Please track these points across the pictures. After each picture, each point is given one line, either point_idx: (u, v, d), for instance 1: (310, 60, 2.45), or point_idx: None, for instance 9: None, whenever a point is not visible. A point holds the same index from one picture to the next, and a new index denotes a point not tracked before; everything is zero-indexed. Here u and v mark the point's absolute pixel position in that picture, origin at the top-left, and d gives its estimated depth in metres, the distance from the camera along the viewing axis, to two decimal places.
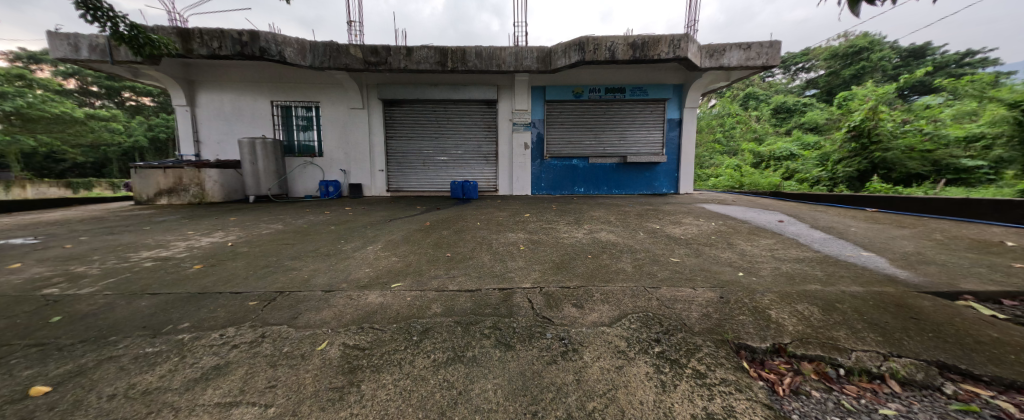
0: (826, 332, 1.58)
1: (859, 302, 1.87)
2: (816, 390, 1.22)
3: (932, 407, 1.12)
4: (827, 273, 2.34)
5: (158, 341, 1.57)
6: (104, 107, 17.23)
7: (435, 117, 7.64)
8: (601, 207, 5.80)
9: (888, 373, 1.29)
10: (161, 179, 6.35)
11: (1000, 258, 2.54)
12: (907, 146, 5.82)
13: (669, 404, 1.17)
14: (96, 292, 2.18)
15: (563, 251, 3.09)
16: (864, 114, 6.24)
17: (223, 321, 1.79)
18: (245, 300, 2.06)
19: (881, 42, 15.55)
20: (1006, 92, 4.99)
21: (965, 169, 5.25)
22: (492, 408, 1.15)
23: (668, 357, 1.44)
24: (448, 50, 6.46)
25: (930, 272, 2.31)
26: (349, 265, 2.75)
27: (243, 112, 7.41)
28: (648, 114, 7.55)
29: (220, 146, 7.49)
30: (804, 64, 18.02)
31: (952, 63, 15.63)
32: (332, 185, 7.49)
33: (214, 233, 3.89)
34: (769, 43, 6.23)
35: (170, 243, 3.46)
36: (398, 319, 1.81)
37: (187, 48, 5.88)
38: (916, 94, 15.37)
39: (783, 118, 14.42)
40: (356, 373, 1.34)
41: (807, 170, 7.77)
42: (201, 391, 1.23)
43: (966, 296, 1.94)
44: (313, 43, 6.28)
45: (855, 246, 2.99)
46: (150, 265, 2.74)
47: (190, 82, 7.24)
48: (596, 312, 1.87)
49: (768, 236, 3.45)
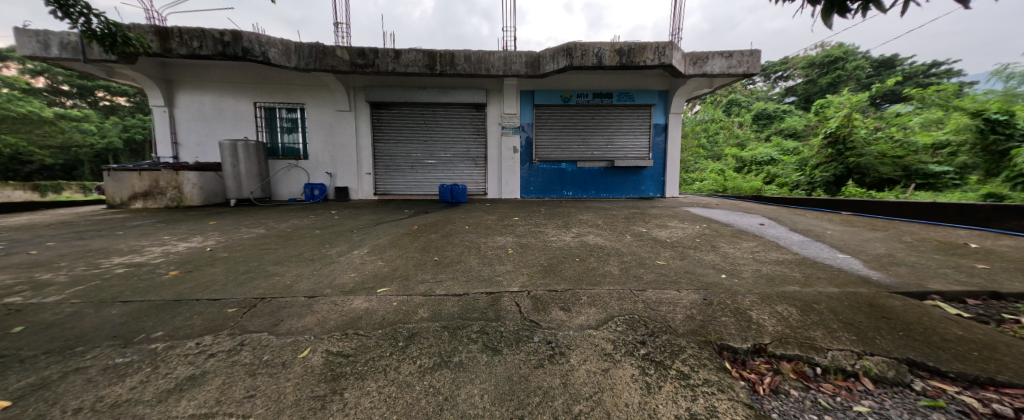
0: (804, 332, 1.63)
1: (834, 302, 1.94)
2: (795, 389, 1.26)
3: (903, 404, 1.17)
4: (805, 275, 2.42)
5: (129, 351, 1.51)
6: (75, 107, 16.65)
7: (424, 119, 7.58)
8: (590, 210, 5.86)
9: (862, 371, 1.33)
10: (137, 182, 6.09)
11: (965, 259, 2.67)
12: (880, 152, 6.10)
13: (655, 405, 1.18)
14: (63, 300, 2.08)
15: (551, 255, 3.11)
16: (840, 121, 6.46)
17: (200, 328, 1.73)
18: (224, 308, 1.99)
19: (856, 52, 16.25)
20: (969, 102, 5.31)
21: (933, 174, 5.54)
22: (479, 414, 1.14)
23: (653, 358, 1.46)
24: (437, 53, 6.43)
25: (901, 272, 2.41)
26: (334, 271, 2.69)
27: (224, 113, 7.22)
28: (634, 118, 7.68)
29: (199, 149, 7.27)
30: (783, 72, 18.77)
31: (920, 73, 16.45)
32: (318, 188, 7.34)
33: (193, 238, 3.75)
34: (749, 52, 6.43)
35: (145, 248, 3.35)
36: (383, 325, 1.78)
37: (166, 47, 5.72)
38: (887, 102, 16.22)
39: (764, 124, 14.97)
40: (339, 381, 1.31)
41: (787, 175, 7.99)
42: (176, 402, 1.19)
43: (933, 296, 2.03)
44: (299, 44, 6.17)
45: (831, 248, 3.10)
46: (123, 271, 2.63)
47: (169, 82, 7.02)
48: (584, 315, 1.88)
49: (750, 238, 3.56)
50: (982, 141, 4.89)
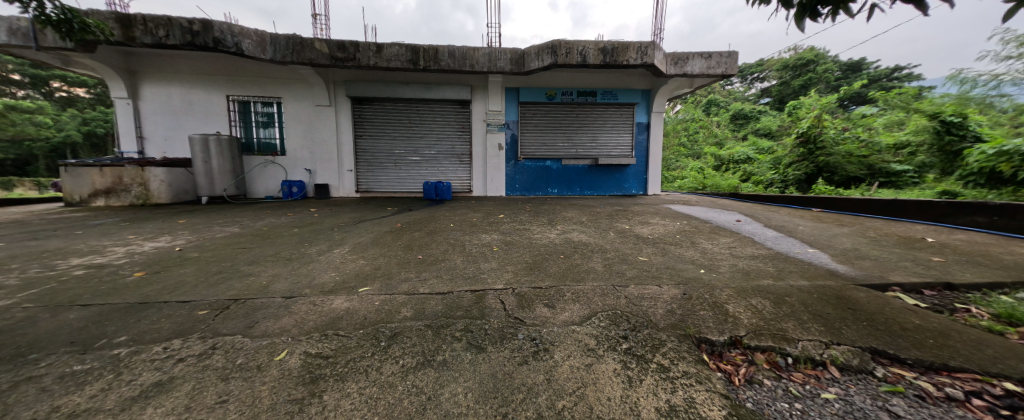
0: (777, 323, 1.69)
1: (805, 295, 2.02)
2: (768, 378, 1.31)
3: (866, 389, 1.24)
4: (778, 269, 2.52)
5: (89, 357, 1.42)
6: (28, 97, 15.53)
7: (407, 115, 7.45)
8: (573, 207, 5.92)
9: (829, 360, 1.40)
10: (98, 179, 5.76)
11: (922, 253, 2.85)
12: (847, 151, 6.42)
13: (635, 399, 1.20)
14: (12, 305, 1.93)
15: (536, 252, 3.12)
16: (811, 121, 6.78)
17: (167, 332, 1.64)
18: (194, 310, 1.90)
19: (826, 55, 16.99)
20: (928, 104, 5.64)
21: (895, 172, 5.87)
22: (463, 412, 1.13)
23: (634, 352, 1.49)
24: (420, 48, 6.32)
25: (865, 266, 2.54)
26: (313, 270, 2.61)
27: (194, 106, 6.89)
28: (618, 117, 7.79)
29: (167, 143, 6.92)
30: (758, 74, 19.46)
31: (883, 77, 17.37)
32: (296, 186, 7.12)
33: (161, 238, 3.57)
34: (727, 54, 6.61)
35: (106, 248, 3.15)
36: (364, 325, 1.74)
37: (128, 35, 5.40)
38: (853, 104, 17.03)
39: (741, 124, 15.55)
40: (318, 383, 1.27)
41: (763, 173, 8.30)
42: (140, 410, 1.12)
43: (894, 287, 2.14)
44: (274, 36, 5.93)
45: (802, 243, 3.24)
46: (82, 273, 2.47)
47: (133, 73, 6.64)
48: (568, 311, 1.90)
49: (727, 234, 3.67)
50: (938, 142, 5.19)
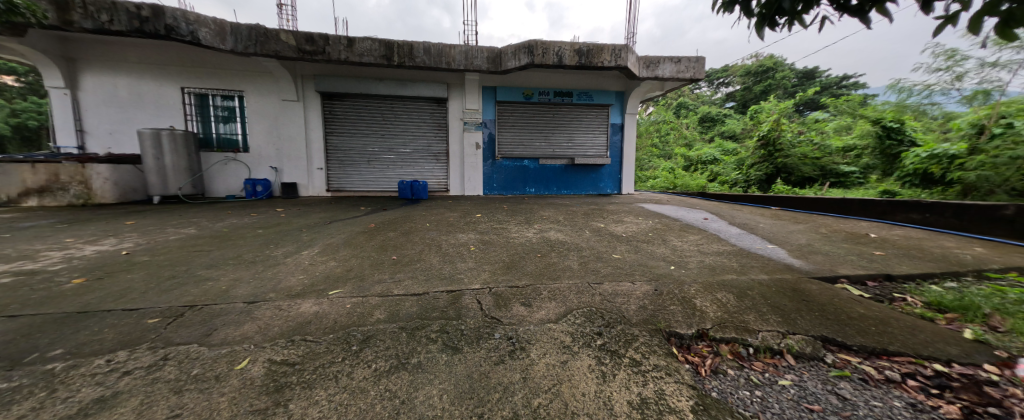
0: (740, 316, 1.79)
1: (765, 288, 2.14)
2: (731, 368, 1.38)
3: (817, 375, 1.33)
4: (741, 264, 2.66)
5: (15, 374, 1.27)
6: None
7: (383, 112, 7.26)
8: (551, 206, 5.98)
9: (785, 349, 1.49)
10: (28, 176, 5.20)
11: (867, 247, 3.10)
12: (802, 153, 6.87)
13: (609, 393, 1.23)
14: None
15: (513, 251, 3.13)
16: (771, 125, 7.20)
17: (112, 344, 1.51)
18: (144, 318, 1.76)
19: (784, 63, 18.15)
20: (871, 111, 6.14)
21: (844, 173, 6.35)
22: (437, 415, 1.11)
23: (608, 348, 1.52)
24: (394, 44, 6.17)
25: (817, 260, 2.74)
26: (279, 273, 2.48)
27: (144, 99, 6.38)
28: (595, 117, 7.95)
29: (112, 137, 6.37)
30: (723, 79, 20.45)
31: (834, 85, 18.80)
32: (261, 184, 6.76)
33: (105, 241, 3.27)
34: (695, 59, 6.90)
35: (38, 253, 2.85)
36: (335, 329, 1.68)
37: (65, 19, 4.92)
38: (808, 109, 18.32)
39: (709, 126, 16.31)
40: (284, 392, 1.21)
41: (728, 173, 8.75)
42: None
43: (842, 279, 2.32)
44: (235, 25, 5.58)
45: (763, 240, 3.44)
46: (9, 280, 2.22)
47: (70, 60, 6.06)
48: (544, 309, 1.92)
49: (696, 232, 3.84)
50: (880, 145, 5.66)
